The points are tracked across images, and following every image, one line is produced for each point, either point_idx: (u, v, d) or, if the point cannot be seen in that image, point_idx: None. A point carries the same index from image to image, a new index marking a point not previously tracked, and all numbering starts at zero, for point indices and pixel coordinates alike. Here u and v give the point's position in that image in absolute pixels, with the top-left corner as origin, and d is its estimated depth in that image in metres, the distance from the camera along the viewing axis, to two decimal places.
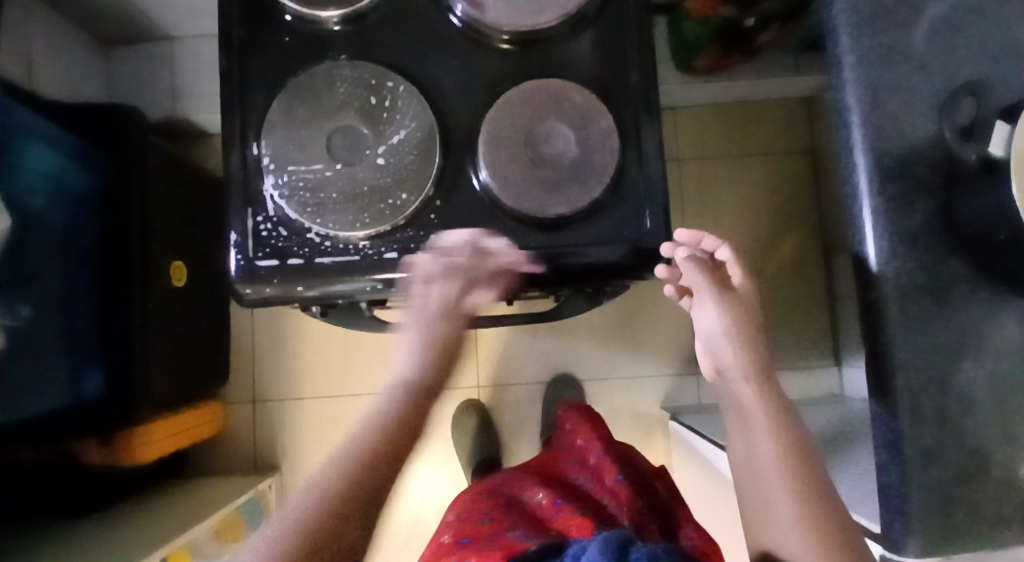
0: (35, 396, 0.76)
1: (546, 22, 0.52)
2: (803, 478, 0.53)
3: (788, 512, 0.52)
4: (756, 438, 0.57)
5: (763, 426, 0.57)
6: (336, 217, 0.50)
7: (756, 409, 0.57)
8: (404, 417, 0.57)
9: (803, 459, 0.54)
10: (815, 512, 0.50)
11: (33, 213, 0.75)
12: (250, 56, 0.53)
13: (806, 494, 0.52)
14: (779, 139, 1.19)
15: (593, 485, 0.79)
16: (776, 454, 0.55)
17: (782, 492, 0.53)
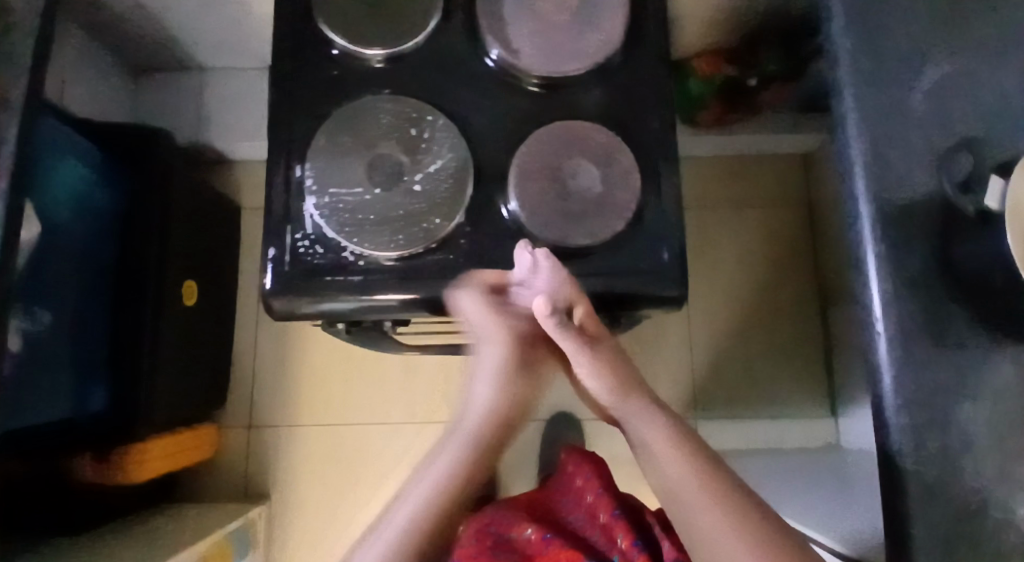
0: (43, 406, 0.76)
1: (572, 69, 0.55)
2: (724, 489, 0.50)
3: (723, 527, 0.48)
4: (663, 465, 0.54)
5: (672, 453, 0.54)
6: (372, 237, 0.52)
7: (658, 439, 0.55)
8: (480, 458, 0.69)
9: (721, 475, 0.52)
10: (747, 520, 0.48)
11: (59, 227, 0.77)
12: (297, 87, 0.56)
13: (729, 501, 0.49)
14: (776, 192, 1.24)
15: (585, 523, 0.81)
16: (697, 476, 0.52)
17: (707, 508, 0.49)
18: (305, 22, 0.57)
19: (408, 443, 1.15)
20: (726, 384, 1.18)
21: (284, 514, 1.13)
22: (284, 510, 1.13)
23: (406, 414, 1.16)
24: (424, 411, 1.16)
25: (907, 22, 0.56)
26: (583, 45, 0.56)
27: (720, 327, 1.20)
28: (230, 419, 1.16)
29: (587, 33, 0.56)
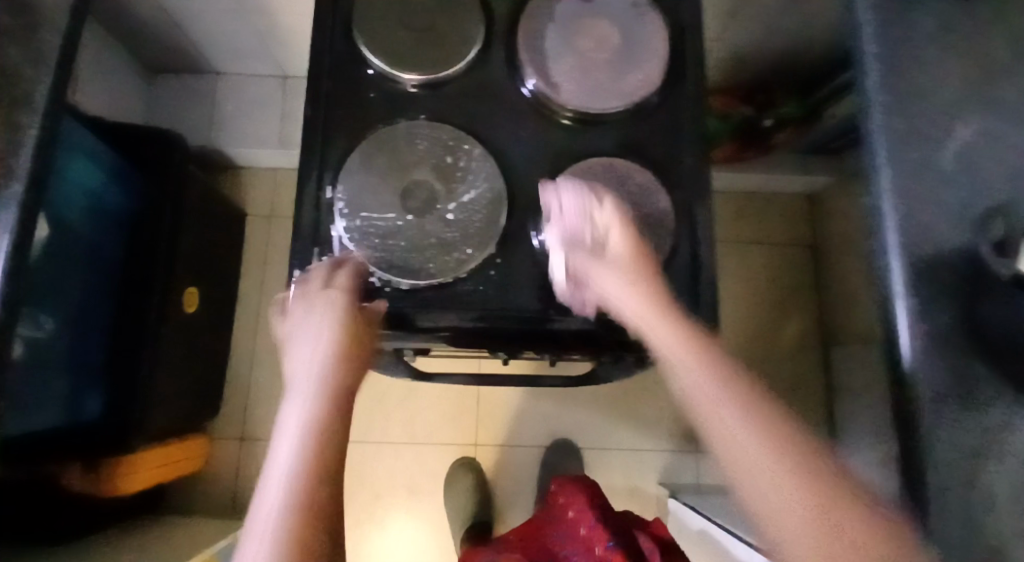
0: (39, 413, 0.74)
1: (613, 108, 0.55)
2: (792, 439, 0.37)
3: (819, 518, 0.34)
4: (724, 418, 0.39)
5: (722, 397, 0.40)
6: (402, 264, 0.52)
7: (690, 361, 0.42)
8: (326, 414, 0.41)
9: (770, 405, 0.40)
10: (799, 461, 0.36)
11: (71, 231, 0.75)
12: (332, 107, 0.56)
13: (804, 460, 0.36)
14: (783, 229, 1.25)
15: (583, 555, 0.80)
16: (743, 409, 0.39)
17: (790, 489, 0.35)
18: (342, 43, 0.57)
19: (404, 463, 1.13)
20: None
21: None
22: None
23: (403, 433, 1.14)
24: (423, 431, 1.15)
25: (938, 81, 0.57)
26: (624, 84, 0.56)
27: None
28: (222, 430, 1.13)
29: (628, 73, 0.56)
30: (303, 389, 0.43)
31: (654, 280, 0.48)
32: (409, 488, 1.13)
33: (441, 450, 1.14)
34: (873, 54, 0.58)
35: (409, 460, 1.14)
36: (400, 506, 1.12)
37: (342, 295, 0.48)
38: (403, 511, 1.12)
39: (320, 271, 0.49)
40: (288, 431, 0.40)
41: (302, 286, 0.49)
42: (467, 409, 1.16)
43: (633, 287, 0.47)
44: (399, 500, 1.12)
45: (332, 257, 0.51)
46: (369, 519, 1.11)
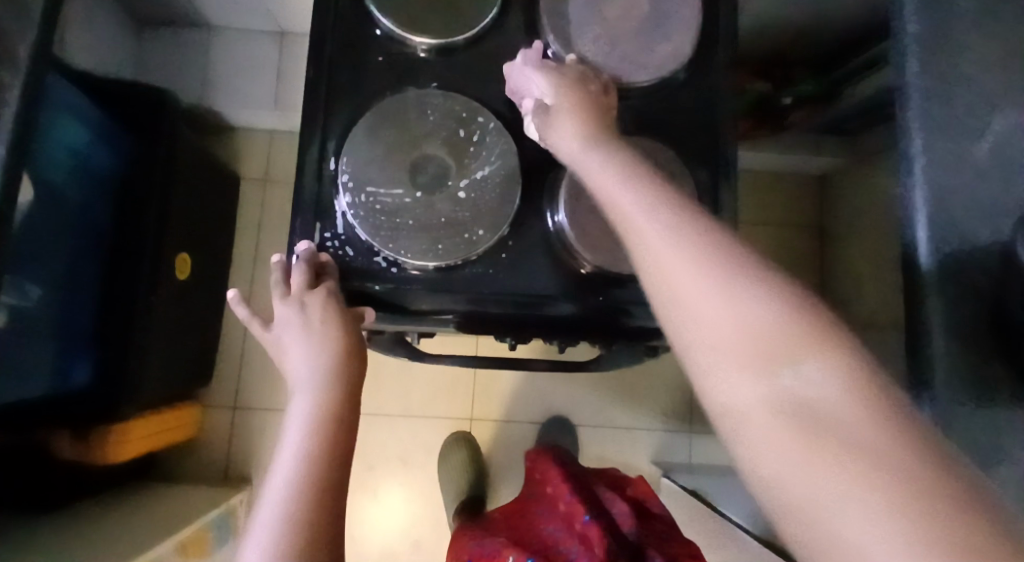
0: (23, 381, 0.71)
1: (639, 81, 0.52)
2: (719, 241, 0.33)
3: (740, 309, 0.30)
4: (648, 221, 0.35)
5: (649, 202, 0.36)
6: (409, 244, 0.49)
7: (622, 175, 0.39)
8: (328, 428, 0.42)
9: (704, 216, 0.36)
10: (726, 267, 0.32)
11: (56, 193, 0.71)
12: (336, 70, 0.52)
13: (731, 257, 0.33)
14: (790, 211, 1.22)
15: (564, 534, 0.74)
16: (670, 220, 0.35)
17: (711, 279, 0.32)
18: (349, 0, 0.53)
19: (399, 435, 1.12)
20: None
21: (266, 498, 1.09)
22: None
23: (398, 405, 1.13)
24: (418, 405, 1.13)
25: (980, 67, 0.54)
26: (650, 56, 0.52)
27: None
28: (214, 398, 1.11)
29: (656, 46, 0.52)
30: (308, 385, 0.44)
31: (602, 120, 0.44)
32: (403, 461, 1.12)
33: (437, 424, 1.13)
34: (915, 38, 0.55)
35: (403, 433, 1.12)
36: (393, 477, 1.11)
37: (328, 303, 0.47)
38: (395, 483, 1.11)
39: (299, 272, 0.47)
40: (293, 436, 0.42)
41: (281, 289, 0.47)
42: (463, 383, 1.15)
43: (575, 121, 0.43)
44: (393, 472, 1.11)
45: (312, 261, 0.48)
46: (362, 489, 1.10)
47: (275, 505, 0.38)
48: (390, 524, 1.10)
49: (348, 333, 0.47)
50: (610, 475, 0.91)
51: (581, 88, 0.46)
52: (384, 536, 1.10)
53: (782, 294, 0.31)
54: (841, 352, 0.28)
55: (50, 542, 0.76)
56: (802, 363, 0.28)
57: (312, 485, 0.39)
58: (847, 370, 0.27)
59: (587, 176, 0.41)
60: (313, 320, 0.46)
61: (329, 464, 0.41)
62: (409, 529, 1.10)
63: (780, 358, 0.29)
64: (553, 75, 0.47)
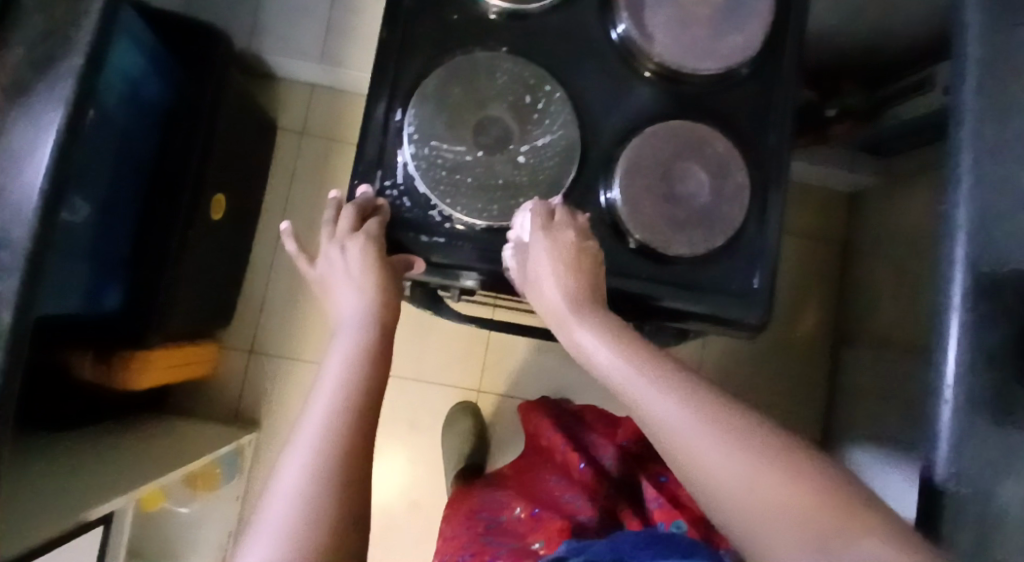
0: (65, 299, 0.72)
1: (706, 69, 0.53)
2: (722, 410, 0.37)
3: (768, 485, 0.33)
4: (653, 398, 0.38)
5: (646, 377, 0.39)
6: (465, 200, 0.50)
7: (612, 346, 0.42)
8: (368, 368, 0.43)
9: (691, 379, 0.39)
10: (736, 429, 0.36)
11: (111, 116, 0.72)
12: (412, 24, 0.53)
13: (735, 426, 0.36)
14: (818, 224, 1.22)
15: (566, 484, 0.76)
16: (673, 393, 0.38)
17: (732, 454, 0.34)
18: None
19: (406, 397, 1.14)
20: None
21: (272, 442, 1.11)
22: (272, 442, 1.11)
23: (408, 367, 1.15)
24: (428, 370, 1.15)
25: None
26: (720, 46, 0.53)
27: (728, 349, 1.18)
28: (232, 340, 1.13)
29: (726, 35, 0.53)
30: (352, 323, 0.46)
31: (592, 277, 0.46)
32: (408, 422, 1.14)
33: (444, 392, 1.15)
34: (974, 60, 0.52)
35: (410, 396, 1.14)
36: (396, 438, 1.13)
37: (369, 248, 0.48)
38: (396, 443, 1.13)
39: (347, 213, 0.49)
40: (331, 380, 0.42)
41: (330, 228, 0.50)
42: (475, 355, 1.16)
43: (565, 276, 0.45)
44: (397, 432, 1.13)
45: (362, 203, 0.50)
46: None
47: (309, 439, 0.38)
48: (388, 484, 1.12)
49: (386, 281, 0.48)
50: (597, 412, 0.92)
51: (571, 239, 0.47)
52: (381, 493, 1.12)
53: (793, 458, 0.34)
54: (856, 511, 0.32)
55: (59, 459, 0.77)
56: (837, 535, 0.31)
57: (346, 425, 0.40)
58: (871, 527, 0.31)
59: (580, 340, 0.43)
60: (354, 263, 0.48)
61: (365, 399, 0.42)
62: (407, 489, 1.13)
63: (822, 521, 0.31)
64: (546, 229, 0.47)
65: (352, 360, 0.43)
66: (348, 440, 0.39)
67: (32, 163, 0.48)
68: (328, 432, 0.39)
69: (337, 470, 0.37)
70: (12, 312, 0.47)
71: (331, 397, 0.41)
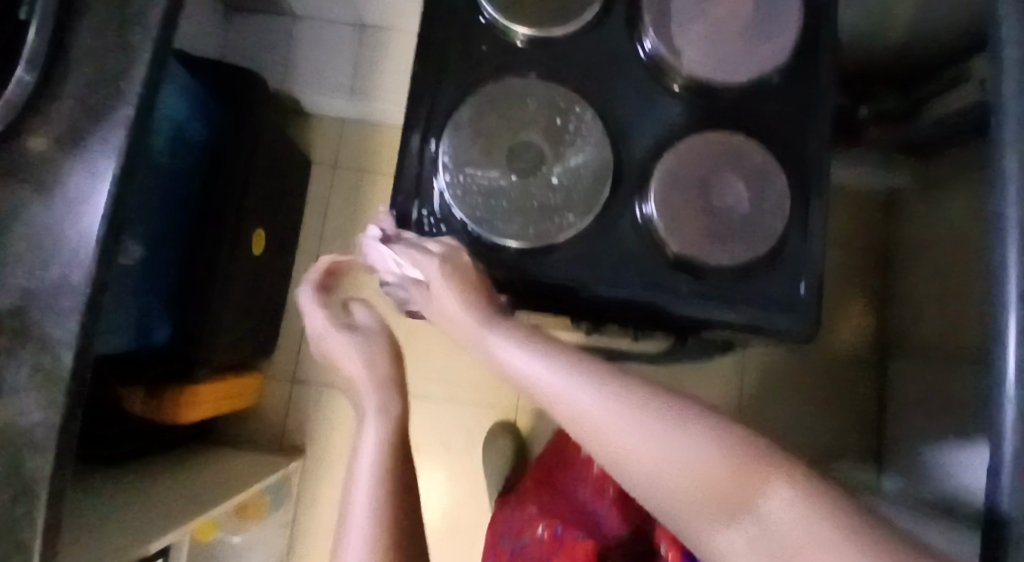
0: (116, 336, 0.75)
1: (735, 79, 0.53)
2: (636, 392, 0.39)
3: (683, 451, 0.35)
4: (571, 390, 0.40)
5: (565, 373, 0.41)
6: (501, 224, 0.51)
7: (533, 348, 0.44)
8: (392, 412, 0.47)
9: (599, 369, 0.41)
10: (649, 405, 0.38)
11: (157, 159, 0.75)
12: (443, 54, 0.54)
13: (642, 402, 0.38)
14: (857, 228, 1.19)
15: (594, 497, 0.83)
16: (589, 383, 0.40)
17: (646, 432, 0.36)
18: None
19: (444, 421, 1.14)
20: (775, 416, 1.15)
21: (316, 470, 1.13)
22: (318, 472, 1.12)
23: (446, 391, 1.15)
24: (465, 393, 1.15)
25: None
26: (748, 56, 0.53)
27: (770, 362, 1.16)
28: (274, 372, 1.15)
29: (754, 45, 0.53)
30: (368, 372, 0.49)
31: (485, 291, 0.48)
32: (447, 446, 1.14)
33: (483, 414, 1.15)
34: None
35: (449, 419, 1.15)
36: (436, 463, 1.13)
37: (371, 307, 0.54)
38: (438, 468, 1.13)
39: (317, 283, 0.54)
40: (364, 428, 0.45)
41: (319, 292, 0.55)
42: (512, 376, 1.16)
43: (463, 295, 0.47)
44: (437, 457, 1.13)
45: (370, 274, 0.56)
46: None
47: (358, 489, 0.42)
48: (430, 510, 1.12)
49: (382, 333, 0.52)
50: None
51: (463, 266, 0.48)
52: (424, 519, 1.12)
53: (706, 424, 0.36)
54: (776, 470, 0.34)
55: (113, 495, 0.79)
56: (750, 487, 0.33)
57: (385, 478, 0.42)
58: (791, 485, 0.33)
59: (499, 352, 0.45)
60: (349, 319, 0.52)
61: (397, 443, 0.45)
62: (449, 513, 1.12)
63: (737, 483, 0.33)
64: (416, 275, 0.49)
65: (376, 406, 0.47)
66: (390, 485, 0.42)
67: (89, 212, 0.50)
68: (379, 462, 0.43)
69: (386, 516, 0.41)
70: (72, 356, 0.49)
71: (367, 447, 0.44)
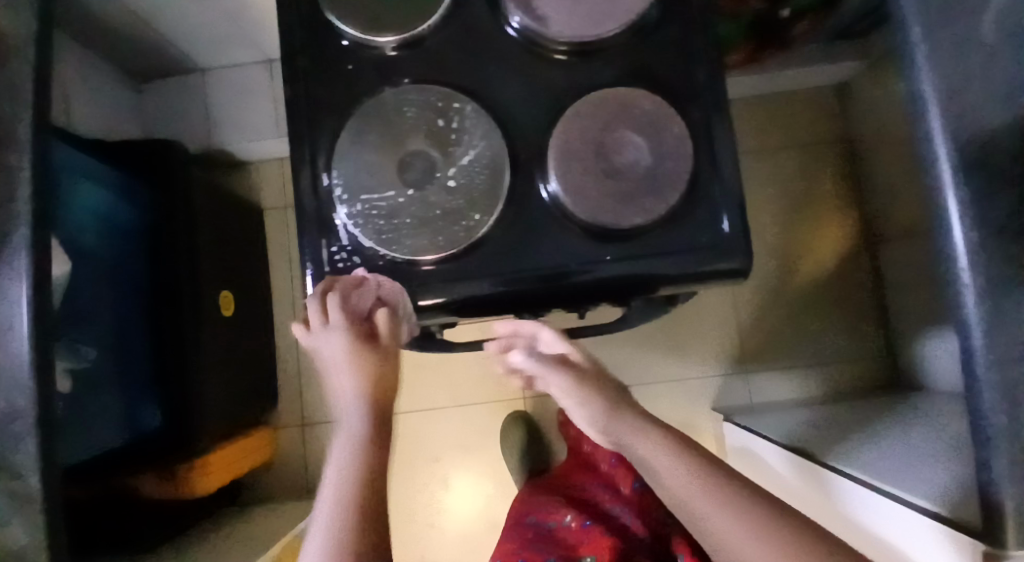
0: (97, 432, 0.76)
1: (610, 30, 0.51)
2: (753, 505, 0.47)
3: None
4: (700, 503, 0.48)
5: (696, 481, 0.49)
6: (411, 241, 0.49)
7: (668, 459, 0.51)
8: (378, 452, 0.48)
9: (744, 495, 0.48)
10: (765, 521, 0.46)
11: (88, 253, 0.76)
12: (312, 84, 0.53)
13: (789, 537, 0.45)
14: (814, 127, 1.15)
15: (611, 496, 0.88)
16: (720, 497, 0.48)
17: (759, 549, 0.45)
18: (312, 13, 0.53)
19: (455, 425, 1.15)
20: (776, 335, 1.13)
21: None
22: None
23: (449, 396, 1.16)
24: (467, 393, 1.16)
25: None
26: (617, 3, 0.51)
27: (762, 285, 1.14)
28: (283, 421, 1.17)
29: None
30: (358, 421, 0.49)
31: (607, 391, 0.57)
32: (465, 447, 1.15)
33: (490, 408, 1.16)
34: None
35: (461, 422, 1.15)
36: (459, 466, 1.14)
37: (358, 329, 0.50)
38: (461, 470, 1.14)
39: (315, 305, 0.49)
40: (343, 458, 0.47)
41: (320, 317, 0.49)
42: None
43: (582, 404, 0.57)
44: (459, 460, 1.14)
45: None
46: (434, 483, 1.14)
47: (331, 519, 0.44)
48: (468, 510, 1.13)
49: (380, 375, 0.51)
50: None
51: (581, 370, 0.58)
52: (463, 522, 1.13)
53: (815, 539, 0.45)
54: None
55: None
56: None
57: (354, 502, 0.45)
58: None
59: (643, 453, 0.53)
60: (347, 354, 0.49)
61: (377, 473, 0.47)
62: (486, 511, 1.13)
63: None
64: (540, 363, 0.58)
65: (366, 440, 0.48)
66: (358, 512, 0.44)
67: (15, 337, 0.48)
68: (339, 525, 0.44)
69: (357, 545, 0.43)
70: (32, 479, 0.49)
71: (344, 476, 0.46)
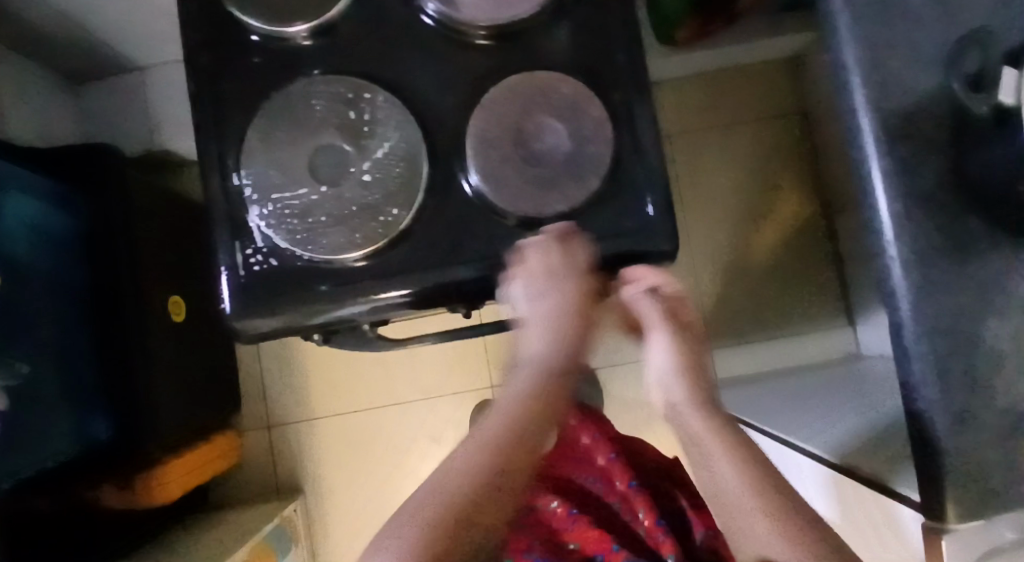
0: (39, 446, 0.74)
1: (524, 12, 0.49)
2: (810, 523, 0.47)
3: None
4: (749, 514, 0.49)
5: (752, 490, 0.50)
6: (328, 239, 0.48)
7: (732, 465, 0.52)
8: (528, 412, 0.51)
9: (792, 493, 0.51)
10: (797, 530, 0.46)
11: (20, 266, 0.74)
12: (220, 82, 0.51)
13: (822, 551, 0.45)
14: (771, 101, 1.14)
15: (603, 487, 0.73)
16: (768, 511, 0.48)
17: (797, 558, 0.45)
18: (216, 8, 0.51)
19: (423, 418, 1.15)
20: (739, 314, 1.13)
21: (317, 503, 1.14)
22: (323, 502, 1.14)
23: (415, 389, 1.15)
24: (432, 385, 1.15)
25: None
26: None
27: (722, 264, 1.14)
28: (248, 423, 1.16)
29: None
30: (535, 363, 0.53)
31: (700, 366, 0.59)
32: (433, 440, 1.14)
33: (457, 399, 1.15)
34: None
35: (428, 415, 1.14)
36: (428, 458, 1.14)
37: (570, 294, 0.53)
38: (429, 462, 1.14)
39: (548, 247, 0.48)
40: (501, 411, 0.51)
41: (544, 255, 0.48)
42: (472, 355, 1.15)
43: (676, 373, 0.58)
44: (427, 452, 1.14)
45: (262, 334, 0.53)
46: (404, 477, 1.14)
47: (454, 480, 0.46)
48: None
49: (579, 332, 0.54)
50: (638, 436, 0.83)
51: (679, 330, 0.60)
52: None
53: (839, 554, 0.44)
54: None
55: None
56: None
57: (477, 463, 0.47)
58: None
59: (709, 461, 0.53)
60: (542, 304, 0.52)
61: (519, 440, 0.49)
62: None
63: None
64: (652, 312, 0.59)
65: (520, 403, 0.51)
66: (471, 478, 0.46)
67: None
68: (453, 490, 0.46)
69: (449, 518, 0.44)
70: None
71: (496, 428, 0.50)
